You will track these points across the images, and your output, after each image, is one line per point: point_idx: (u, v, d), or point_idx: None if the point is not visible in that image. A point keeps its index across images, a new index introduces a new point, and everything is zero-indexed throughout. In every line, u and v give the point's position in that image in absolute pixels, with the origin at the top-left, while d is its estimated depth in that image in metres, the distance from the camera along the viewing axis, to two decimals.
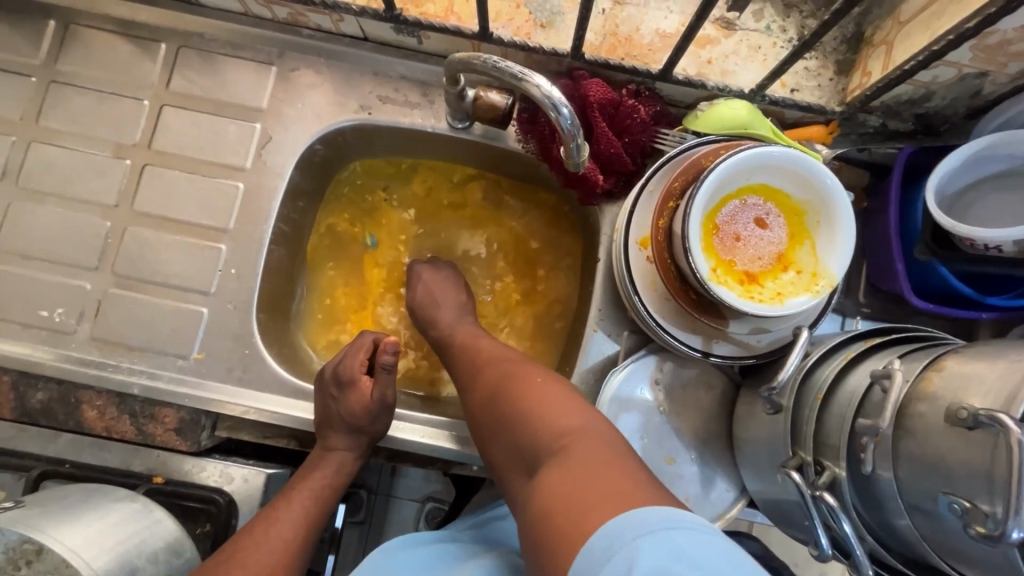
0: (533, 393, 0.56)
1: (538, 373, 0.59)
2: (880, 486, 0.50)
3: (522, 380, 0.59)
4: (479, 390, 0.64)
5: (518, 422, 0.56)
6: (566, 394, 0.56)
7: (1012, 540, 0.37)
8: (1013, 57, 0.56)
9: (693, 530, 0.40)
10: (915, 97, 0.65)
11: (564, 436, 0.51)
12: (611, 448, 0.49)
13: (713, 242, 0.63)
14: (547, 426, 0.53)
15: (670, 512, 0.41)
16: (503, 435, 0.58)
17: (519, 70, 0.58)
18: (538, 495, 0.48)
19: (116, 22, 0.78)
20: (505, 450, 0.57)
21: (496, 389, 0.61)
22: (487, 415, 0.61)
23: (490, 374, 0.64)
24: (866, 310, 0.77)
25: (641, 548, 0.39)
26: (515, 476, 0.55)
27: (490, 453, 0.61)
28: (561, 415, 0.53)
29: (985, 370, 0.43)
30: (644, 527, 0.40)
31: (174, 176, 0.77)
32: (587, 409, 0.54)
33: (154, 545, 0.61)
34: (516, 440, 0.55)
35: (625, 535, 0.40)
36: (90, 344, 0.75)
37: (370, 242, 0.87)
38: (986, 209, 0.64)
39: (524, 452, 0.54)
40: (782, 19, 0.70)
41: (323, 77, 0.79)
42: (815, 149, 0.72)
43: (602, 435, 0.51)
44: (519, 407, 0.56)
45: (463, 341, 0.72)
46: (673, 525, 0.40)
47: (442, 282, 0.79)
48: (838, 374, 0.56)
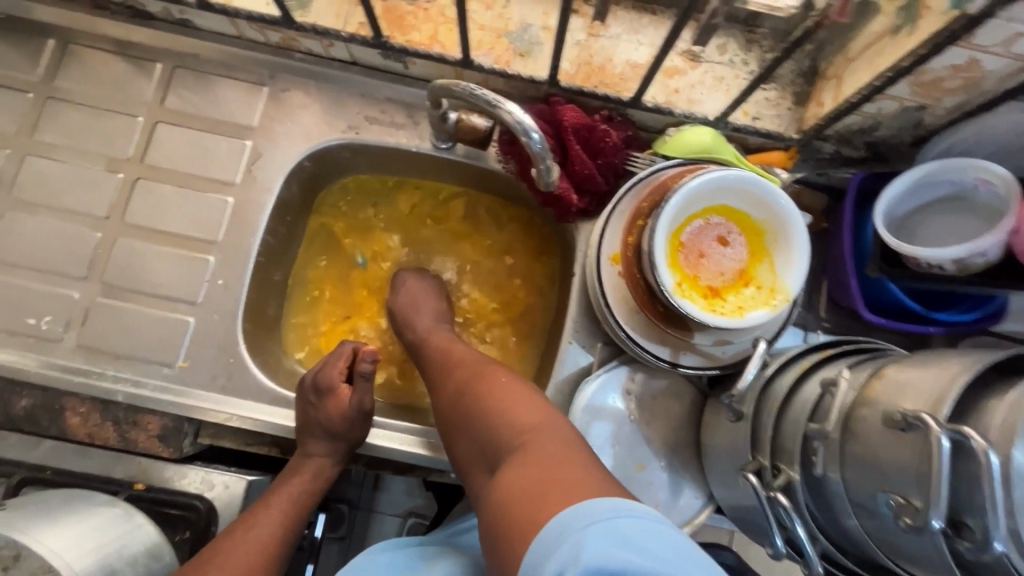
0: (497, 393, 0.59)
1: (503, 374, 0.62)
2: (831, 488, 0.53)
3: (489, 381, 0.61)
4: (448, 391, 0.66)
5: (484, 421, 0.58)
6: (529, 393, 0.59)
7: (932, 528, 0.40)
8: (947, 93, 0.61)
9: (638, 518, 0.42)
10: (864, 127, 0.70)
11: (525, 432, 0.54)
12: (569, 444, 0.52)
13: (679, 258, 0.67)
14: (509, 423, 0.55)
15: (617, 502, 0.43)
16: (468, 434, 0.60)
17: (493, 97, 0.62)
18: (499, 489, 0.50)
19: (113, 42, 0.81)
20: (469, 448, 0.59)
21: (464, 389, 0.63)
22: (454, 414, 0.63)
23: (458, 374, 0.66)
24: (826, 324, 0.81)
25: (590, 534, 0.41)
26: (478, 473, 0.57)
27: (455, 451, 0.62)
28: (523, 413, 0.56)
29: (918, 377, 0.47)
30: (594, 515, 0.42)
31: (165, 189, 0.79)
32: (548, 408, 0.57)
33: (133, 549, 0.62)
34: (480, 438, 0.58)
35: (575, 524, 0.42)
36: (76, 352, 0.76)
37: (359, 260, 0.90)
38: (931, 230, 0.69)
39: (488, 450, 0.56)
40: (744, 53, 0.76)
41: (312, 98, 0.82)
42: (776, 173, 0.77)
43: (561, 433, 0.53)
44: (485, 406, 0.59)
45: (440, 344, 0.74)
46: (620, 514, 0.42)
47: (417, 292, 0.82)
48: (794, 384, 0.60)
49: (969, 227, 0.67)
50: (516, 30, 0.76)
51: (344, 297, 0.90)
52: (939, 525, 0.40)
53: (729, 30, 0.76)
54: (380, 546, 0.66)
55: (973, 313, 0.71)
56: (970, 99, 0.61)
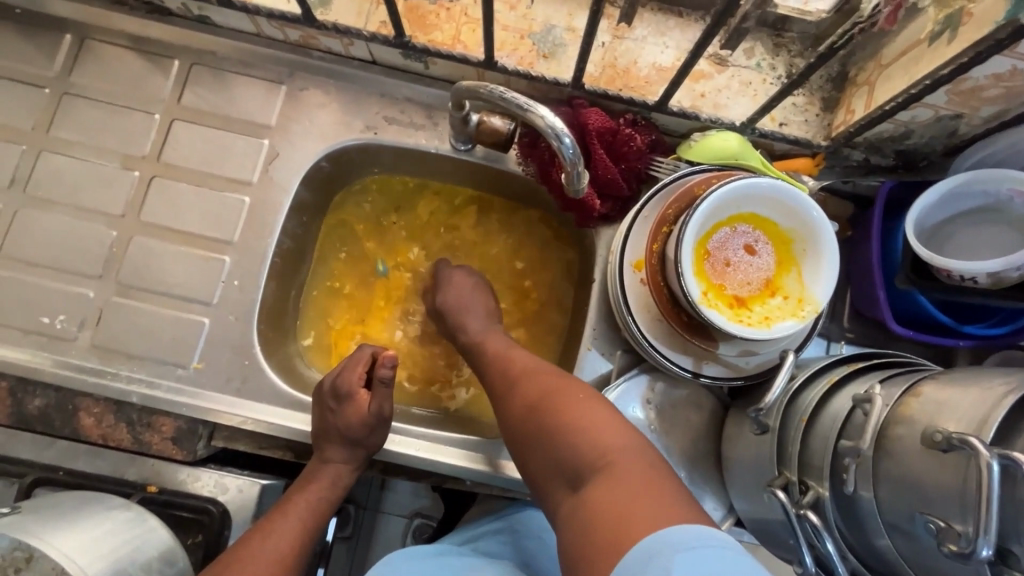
0: (572, 409, 0.56)
1: (579, 388, 0.59)
2: (862, 506, 0.52)
3: (563, 393, 0.59)
4: (514, 403, 0.63)
5: (557, 435, 0.56)
6: (606, 409, 0.56)
7: (981, 557, 0.39)
8: (985, 102, 0.60)
9: (722, 548, 0.42)
10: (896, 135, 0.69)
11: (608, 453, 0.52)
12: (654, 468, 0.50)
13: (704, 267, 0.66)
14: (590, 442, 0.53)
15: (701, 528, 0.43)
16: (540, 448, 0.57)
17: (524, 101, 0.61)
18: (583, 512, 0.49)
19: (130, 38, 0.80)
20: (543, 463, 0.57)
21: (534, 401, 0.60)
22: (523, 426, 0.60)
23: (528, 389, 0.62)
24: (850, 335, 0.80)
25: (677, 560, 0.41)
26: (552, 490, 0.56)
27: (522, 462, 0.60)
28: (604, 432, 0.54)
29: (959, 396, 0.46)
30: (682, 543, 0.42)
31: (181, 188, 0.78)
32: (629, 428, 0.55)
33: (147, 554, 0.61)
34: (555, 455, 0.56)
35: (663, 551, 0.42)
36: (90, 351, 0.75)
37: (381, 269, 0.89)
38: (964, 242, 0.67)
39: (566, 469, 0.54)
40: (772, 57, 0.74)
41: (331, 97, 0.81)
42: (802, 180, 0.75)
43: (643, 454, 0.52)
44: (557, 422, 0.56)
45: (498, 351, 0.72)
46: (705, 542, 0.42)
47: (465, 290, 0.81)
48: (822, 398, 0.59)
49: (1004, 239, 0.65)
50: (540, 31, 0.75)
51: (362, 300, 0.89)
52: (988, 553, 0.39)
53: (758, 33, 0.74)
54: (398, 554, 0.65)
55: (1002, 327, 0.69)
56: (1009, 108, 0.59)
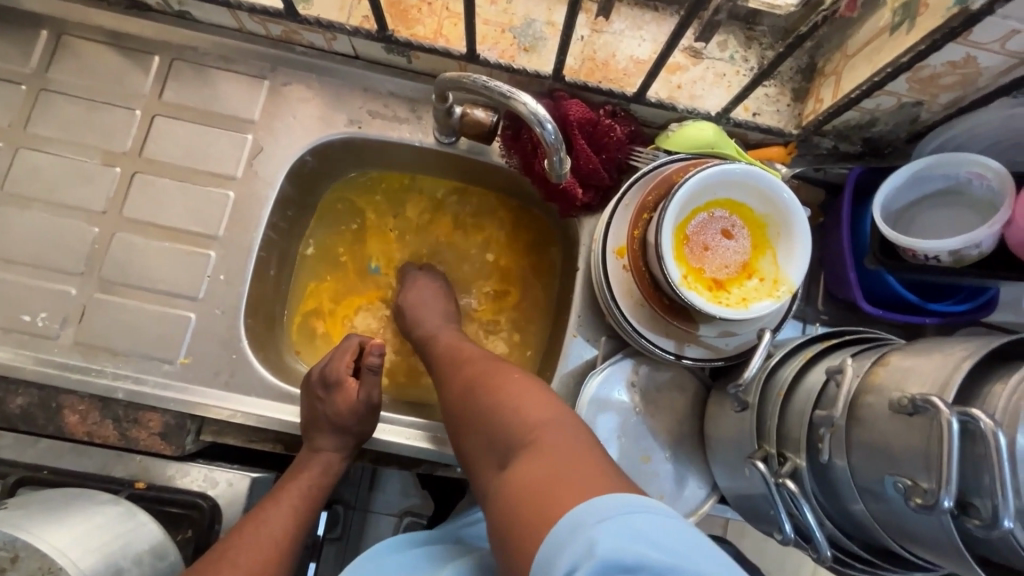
0: (504, 390, 0.60)
1: (513, 371, 0.62)
2: (836, 473, 0.54)
3: (498, 376, 0.62)
4: (455, 386, 0.66)
5: (492, 417, 0.58)
6: (538, 390, 0.59)
7: (943, 507, 0.41)
8: (943, 89, 0.63)
9: (650, 513, 0.43)
10: (862, 122, 0.72)
11: (533, 428, 0.54)
12: (579, 441, 0.52)
13: (684, 252, 0.68)
14: (518, 419, 0.56)
15: (630, 499, 0.44)
16: (476, 430, 0.60)
17: (507, 89, 0.63)
18: (510, 485, 0.51)
19: (108, 34, 0.80)
20: (477, 444, 0.60)
21: (472, 384, 0.64)
22: (462, 412, 0.63)
23: (468, 371, 0.66)
24: (824, 317, 0.83)
25: (602, 529, 0.41)
26: (485, 470, 0.58)
27: (464, 448, 0.62)
28: (530, 408, 0.56)
29: (922, 363, 0.48)
30: (605, 512, 0.42)
31: (164, 184, 0.78)
32: (556, 403, 0.57)
33: (138, 548, 0.61)
34: (488, 434, 0.58)
35: (586, 520, 0.42)
36: (73, 349, 0.75)
37: (373, 269, 0.90)
38: (928, 223, 0.70)
39: (496, 446, 0.57)
40: (744, 50, 0.77)
41: (314, 92, 0.82)
42: (776, 167, 0.78)
43: (569, 427, 0.54)
44: (491, 402, 0.59)
45: (449, 343, 0.75)
46: (634, 510, 0.43)
47: (432, 291, 0.83)
48: (798, 372, 0.61)
49: (964, 219, 0.69)
50: (520, 25, 0.77)
51: (355, 297, 0.90)
52: (949, 504, 0.41)
53: (730, 27, 0.77)
54: (384, 547, 0.66)
55: (966, 304, 0.73)
56: (965, 94, 0.63)
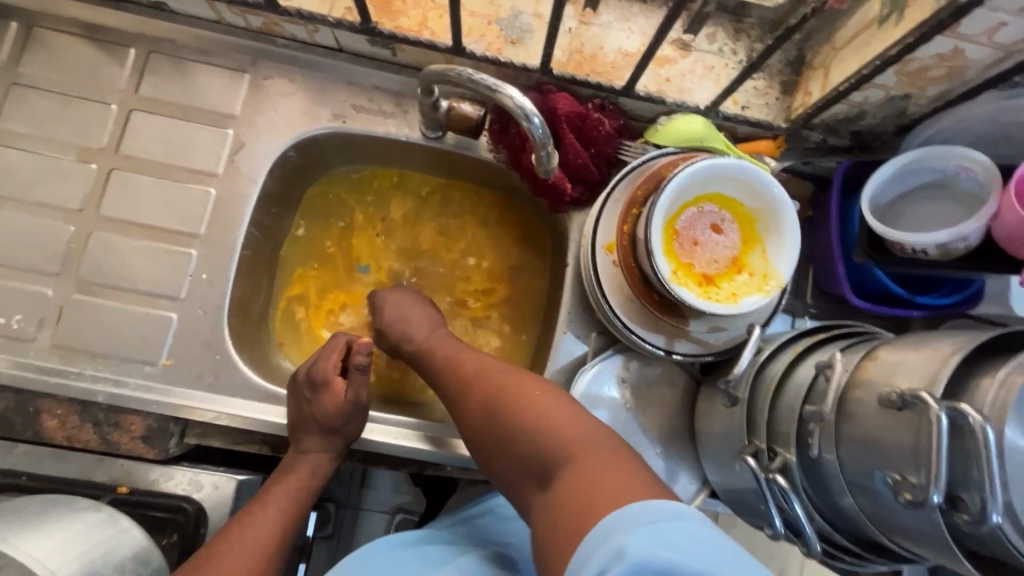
0: (532, 405, 0.58)
1: (536, 383, 0.61)
2: (826, 468, 0.54)
3: (522, 391, 0.61)
4: (474, 401, 0.65)
5: (523, 433, 0.57)
6: (565, 403, 0.58)
7: (933, 503, 0.42)
8: (931, 82, 0.63)
9: (687, 524, 0.42)
10: (850, 116, 0.72)
11: (571, 444, 0.53)
12: (612, 453, 0.52)
13: (674, 247, 0.67)
14: (550, 434, 0.55)
15: (664, 506, 0.44)
16: (503, 446, 0.59)
17: (493, 81, 0.62)
18: (553, 503, 0.50)
19: (80, 25, 0.77)
20: (509, 460, 0.59)
21: (493, 400, 0.62)
22: (486, 427, 0.62)
23: (484, 385, 0.65)
24: (813, 311, 0.83)
25: (632, 533, 0.41)
26: (524, 487, 0.57)
27: (496, 466, 0.61)
28: (565, 424, 0.55)
29: (910, 359, 0.48)
30: (641, 519, 0.42)
31: (142, 180, 0.76)
32: (589, 417, 0.57)
33: (121, 555, 0.59)
34: (522, 452, 0.57)
35: (620, 527, 0.42)
36: (51, 351, 0.73)
37: (363, 271, 0.88)
38: (915, 216, 0.70)
39: (532, 464, 0.56)
40: (733, 42, 0.76)
41: (296, 86, 0.80)
42: (764, 161, 0.78)
43: (604, 440, 0.53)
44: (519, 418, 0.58)
45: (447, 354, 0.73)
46: (664, 517, 0.42)
47: (406, 301, 0.81)
48: (788, 367, 0.61)
49: (951, 213, 0.69)
50: (507, 17, 0.75)
51: (342, 295, 0.88)
52: (939, 500, 0.41)
53: (719, 19, 0.76)
54: (378, 546, 0.65)
55: (953, 296, 0.74)
56: (953, 87, 0.62)
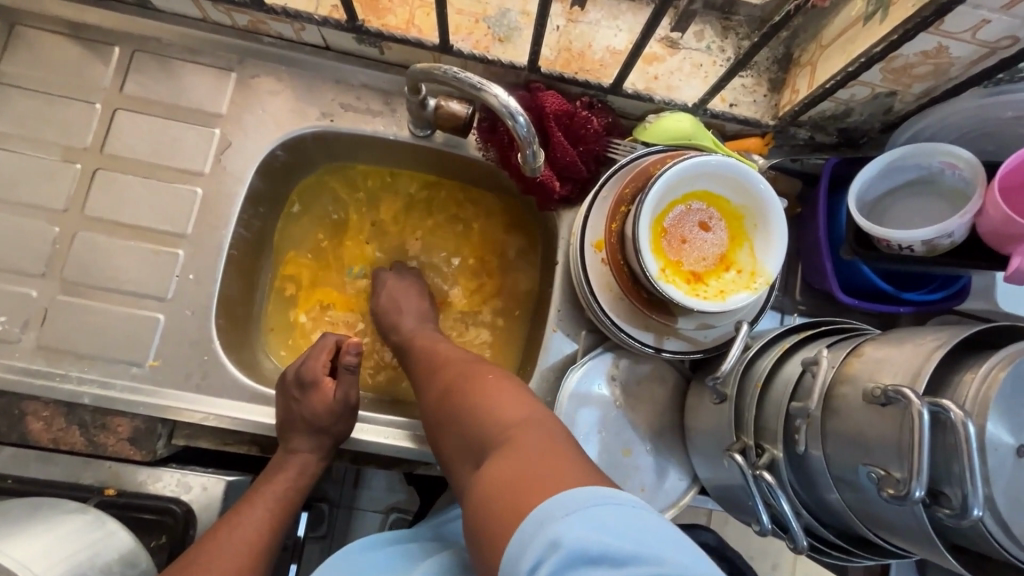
0: (481, 391, 0.58)
1: (489, 371, 0.61)
2: (812, 464, 0.54)
3: (474, 377, 0.61)
4: (434, 389, 0.65)
5: (469, 417, 0.57)
6: (513, 388, 0.58)
7: (915, 498, 0.41)
8: (916, 79, 0.63)
9: (621, 506, 0.43)
10: (837, 113, 0.72)
11: (510, 427, 0.53)
12: (553, 438, 0.51)
13: (661, 245, 0.68)
14: (493, 418, 0.55)
15: (598, 490, 0.43)
16: (451, 431, 0.59)
17: (477, 80, 0.61)
18: (483, 484, 0.50)
19: (63, 24, 0.76)
20: (453, 444, 0.59)
21: (450, 386, 0.62)
22: (440, 413, 0.62)
23: (445, 373, 0.65)
24: (802, 307, 0.83)
25: (565, 520, 0.41)
26: (463, 469, 0.57)
27: (443, 449, 0.61)
28: (507, 408, 0.55)
29: (895, 353, 0.49)
30: (574, 505, 0.42)
31: (128, 180, 0.75)
32: (534, 402, 0.57)
33: (107, 558, 0.59)
34: (466, 435, 0.57)
35: (555, 512, 0.42)
36: (36, 353, 0.72)
37: (354, 273, 0.88)
38: (902, 213, 0.71)
39: (472, 446, 0.56)
40: (721, 40, 0.77)
41: (284, 84, 0.79)
42: (752, 159, 0.78)
43: (545, 426, 0.53)
44: (468, 403, 0.58)
45: (423, 346, 0.73)
46: (597, 502, 0.42)
47: (405, 290, 0.82)
48: (776, 364, 0.61)
49: (937, 209, 0.69)
50: (495, 15, 0.75)
51: (331, 294, 0.88)
52: (921, 494, 0.41)
53: (707, 17, 0.76)
54: (360, 545, 0.65)
55: (939, 292, 0.74)
56: (938, 84, 0.63)
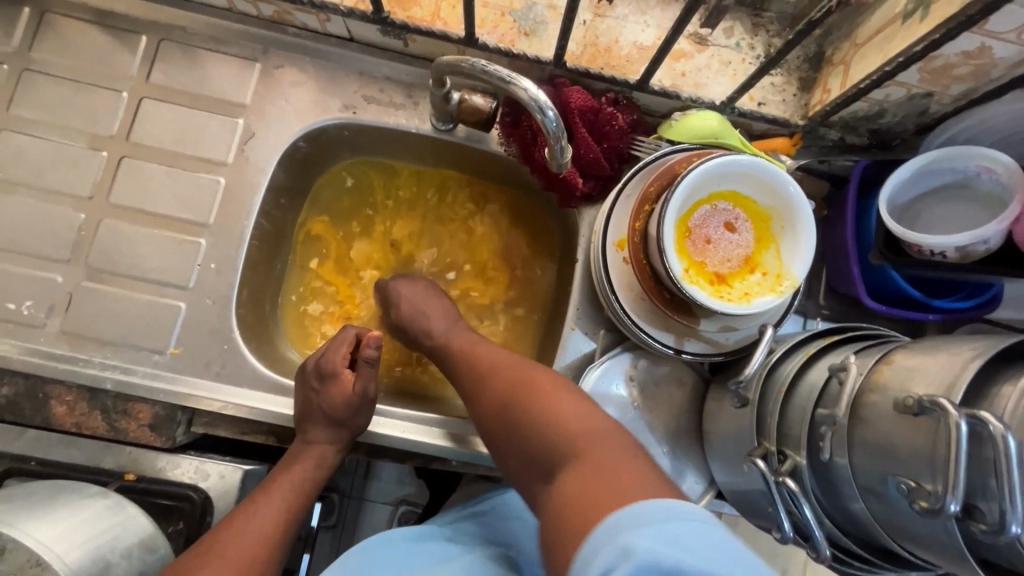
0: (546, 401, 0.58)
1: (552, 381, 0.61)
2: (837, 472, 0.53)
3: (535, 384, 0.60)
4: (489, 392, 0.65)
5: (532, 426, 0.57)
6: (576, 398, 0.58)
7: (950, 512, 0.40)
8: (956, 80, 0.61)
9: (695, 522, 0.41)
10: (870, 114, 0.70)
11: (578, 441, 0.53)
12: (623, 451, 0.51)
13: (686, 245, 0.66)
14: (561, 431, 0.55)
15: (670, 503, 0.43)
16: (515, 437, 0.59)
17: (507, 73, 0.60)
18: (555, 498, 0.50)
19: (91, 12, 0.77)
20: (517, 450, 0.59)
21: (509, 390, 0.62)
22: (497, 418, 0.62)
23: (500, 377, 0.64)
24: (825, 312, 0.81)
25: (642, 531, 0.40)
26: (530, 477, 0.57)
27: (503, 453, 0.61)
28: (573, 421, 0.55)
29: (928, 362, 0.47)
30: (646, 516, 0.41)
31: (152, 169, 0.76)
32: (601, 414, 0.56)
33: (128, 541, 0.60)
34: (530, 444, 0.57)
35: (627, 523, 0.41)
36: (60, 338, 0.73)
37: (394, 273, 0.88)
38: (934, 217, 0.69)
39: (540, 457, 0.56)
40: (751, 37, 0.75)
41: (307, 76, 0.79)
42: (779, 159, 0.76)
43: (614, 438, 0.53)
44: (531, 412, 0.58)
45: (464, 348, 0.72)
46: (672, 518, 0.41)
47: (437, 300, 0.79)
48: (800, 369, 0.60)
49: (973, 215, 0.67)
50: (521, 8, 0.74)
51: (349, 287, 0.88)
52: (956, 508, 0.40)
53: (737, 13, 0.75)
54: (378, 539, 0.65)
55: (970, 300, 0.72)
56: (978, 86, 0.61)
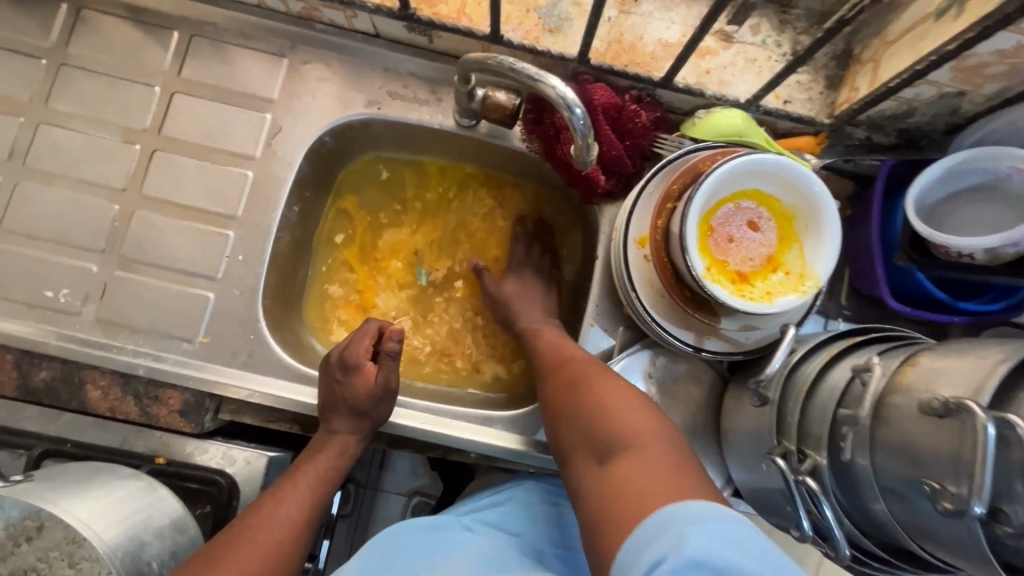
0: (607, 396, 0.59)
1: (616, 380, 0.62)
2: (858, 474, 0.53)
3: (602, 380, 0.62)
4: (557, 381, 0.66)
5: (593, 414, 0.58)
6: (632, 397, 0.58)
7: (975, 514, 0.41)
8: (989, 79, 0.60)
9: (745, 531, 0.41)
10: (898, 113, 0.70)
11: (637, 434, 0.53)
12: (679, 452, 0.51)
13: (708, 243, 0.66)
14: (619, 422, 0.55)
15: (722, 510, 0.43)
16: (575, 422, 0.60)
17: (534, 71, 0.61)
18: (605, 482, 0.51)
19: (127, 8, 0.79)
20: (573, 434, 0.60)
21: (577, 379, 0.64)
22: (562, 404, 0.63)
23: (571, 367, 0.66)
24: (847, 312, 0.81)
25: (694, 528, 0.41)
26: (579, 460, 0.57)
27: (560, 437, 0.62)
28: (631, 418, 0.55)
29: (955, 364, 0.47)
30: (699, 516, 0.42)
31: (183, 161, 0.78)
32: (657, 415, 0.56)
33: (159, 522, 0.61)
34: (587, 429, 0.58)
35: (679, 520, 0.42)
36: (95, 325, 0.75)
37: (421, 276, 0.89)
38: (963, 218, 0.68)
39: (595, 442, 0.56)
40: (777, 34, 0.74)
41: (333, 71, 0.80)
42: (804, 158, 0.76)
43: (666, 439, 0.53)
44: (596, 402, 0.59)
45: (552, 341, 0.74)
46: (724, 521, 0.41)
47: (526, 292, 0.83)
48: (822, 369, 0.60)
49: (1004, 216, 0.66)
50: (546, 5, 0.74)
51: (371, 280, 0.89)
52: (980, 511, 0.40)
53: (764, 10, 0.74)
54: (396, 528, 0.66)
55: (998, 303, 0.71)
56: (1011, 85, 0.60)
